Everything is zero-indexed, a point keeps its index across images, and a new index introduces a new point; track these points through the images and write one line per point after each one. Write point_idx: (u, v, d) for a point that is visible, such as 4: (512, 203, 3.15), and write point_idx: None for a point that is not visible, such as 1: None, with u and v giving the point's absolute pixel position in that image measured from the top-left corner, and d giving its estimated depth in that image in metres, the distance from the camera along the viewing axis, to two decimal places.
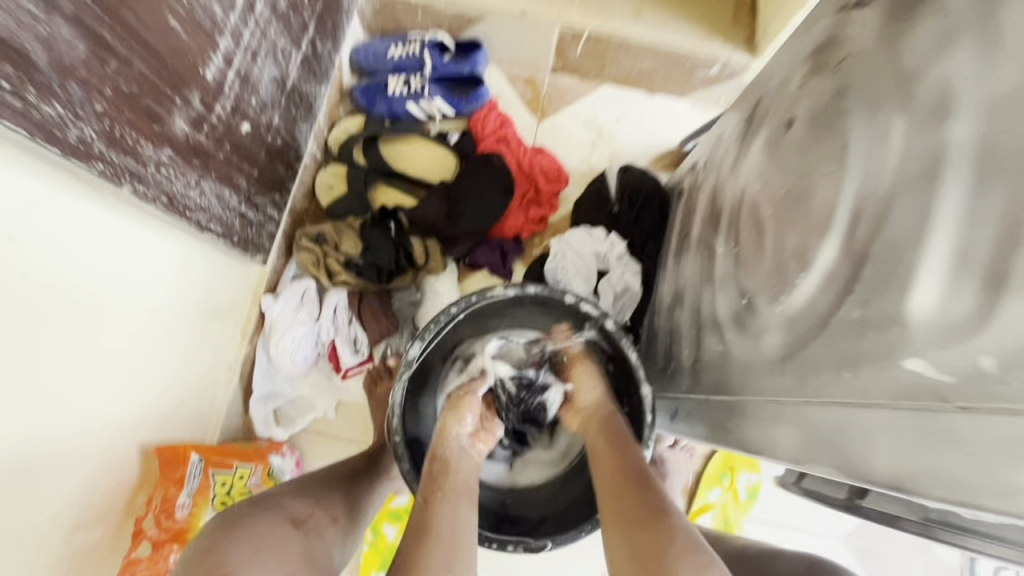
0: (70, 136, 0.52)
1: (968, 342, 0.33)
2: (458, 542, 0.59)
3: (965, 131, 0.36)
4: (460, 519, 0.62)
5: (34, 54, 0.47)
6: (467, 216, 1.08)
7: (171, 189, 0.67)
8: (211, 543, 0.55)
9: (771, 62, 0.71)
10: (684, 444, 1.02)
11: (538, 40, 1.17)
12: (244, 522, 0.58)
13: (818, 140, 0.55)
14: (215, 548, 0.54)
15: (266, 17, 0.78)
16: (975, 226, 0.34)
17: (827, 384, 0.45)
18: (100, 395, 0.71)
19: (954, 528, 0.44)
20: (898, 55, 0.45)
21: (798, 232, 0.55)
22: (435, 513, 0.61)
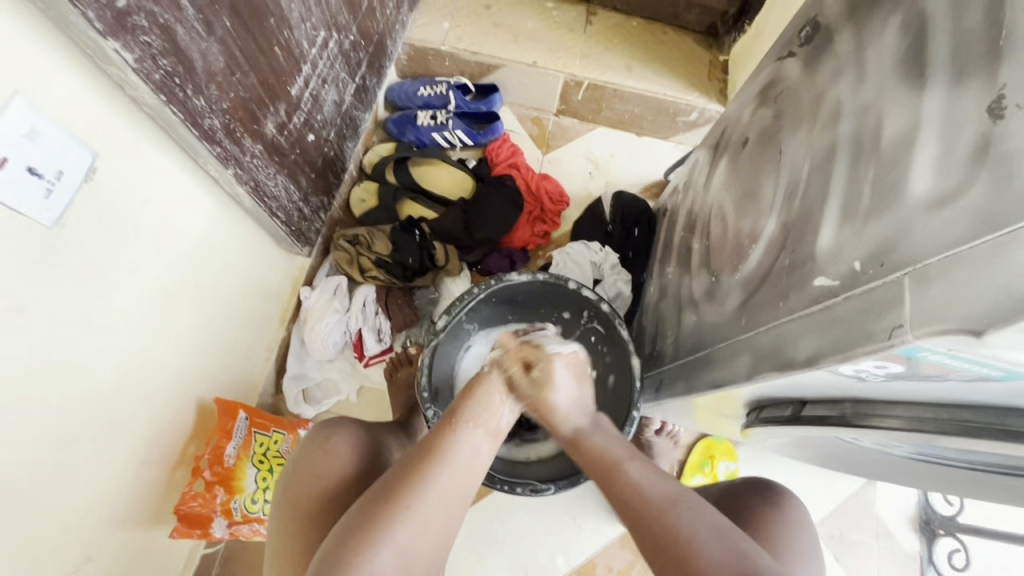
0: (205, 124, 0.70)
1: (848, 256, 0.49)
2: (471, 470, 0.63)
3: (848, 127, 0.54)
4: (478, 452, 0.64)
5: (195, 62, 0.65)
6: (482, 227, 1.25)
7: (257, 177, 0.85)
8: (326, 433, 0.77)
9: (733, 101, 0.91)
10: (669, 431, 1.16)
11: (546, 87, 1.39)
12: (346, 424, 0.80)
13: (764, 150, 0.73)
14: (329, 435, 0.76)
15: (335, 53, 0.97)
16: (854, 185, 0.51)
17: (768, 314, 0.60)
18: (176, 343, 0.84)
19: (868, 411, 0.55)
20: (813, 86, 0.64)
21: (750, 218, 0.72)
22: (457, 443, 0.63)
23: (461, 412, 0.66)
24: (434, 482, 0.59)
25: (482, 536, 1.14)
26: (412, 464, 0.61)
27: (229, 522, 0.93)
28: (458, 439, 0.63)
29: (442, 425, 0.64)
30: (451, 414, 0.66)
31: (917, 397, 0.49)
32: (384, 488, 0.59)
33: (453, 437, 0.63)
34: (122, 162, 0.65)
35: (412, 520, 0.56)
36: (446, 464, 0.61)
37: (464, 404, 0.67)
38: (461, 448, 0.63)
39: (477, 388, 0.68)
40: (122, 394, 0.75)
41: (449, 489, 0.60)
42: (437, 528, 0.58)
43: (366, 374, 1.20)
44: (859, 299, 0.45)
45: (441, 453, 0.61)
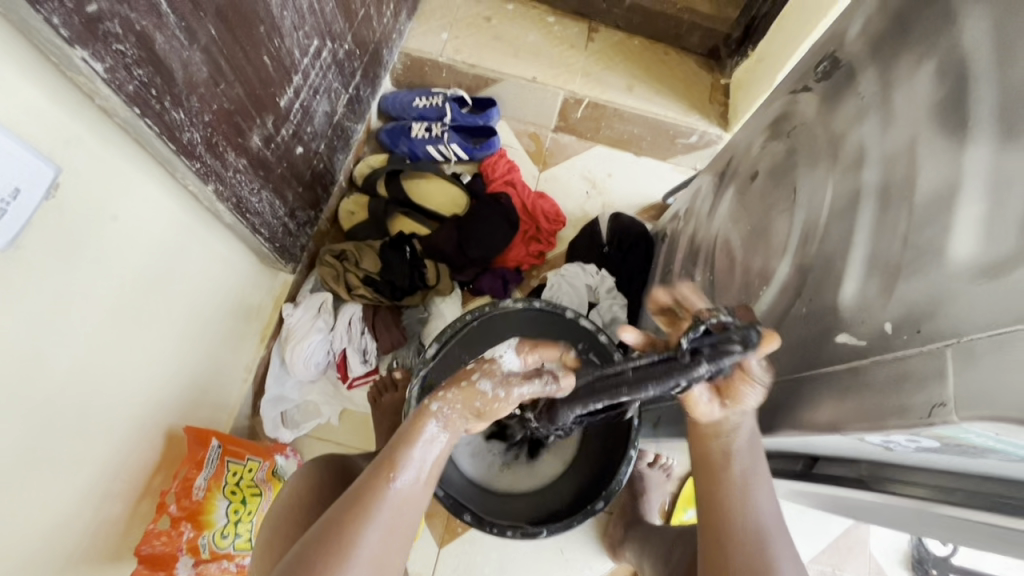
0: (183, 138, 0.65)
1: (877, 315, 0.46)
2: (406, 521, 0.56)
3: (873, 175, 0.51)
4: (412, 500, 0.57)
5: (175, 72, 0.60)
6: (476, 245, 1.21)
7: (239, 193, 0.80)
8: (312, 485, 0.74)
9: (740, 130, 0.87)
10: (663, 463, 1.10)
11: (544, 102, 1.36)
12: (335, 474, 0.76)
13: (775, 187, 0.70)
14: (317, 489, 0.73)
15: (328, 63, 0.92)
16: (881, 238, 0.48)
17: (782, 366, 0.57)
18: (146, 368, 0.79)
19: (886, 478, 0.52)
20: (831, 125, 0.61)
21: (759, 257, 0.69)
22: (387, 498, 0.55)
23: (399, 454, 0.57)
24: (358, 550, 0.53)
25: (466, 570, 1.09)
26: (335, 529, 0.54)
27: (195, 560, 0.87)
28: (388, 494, 0.55)
29: (373, 476, 0.56)
30: (381, 461, 0.56)
31: (945, 467, 0.46)
32: (303, 550, 0.54)
33: (382, 491, 0.55)
34: (91, 178, 0.59)
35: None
36: (372, 526, 0.54)
37: (397, 450, 0.57)
38: (392, 502, 0.56)
39: (413, 431, 0.56)
40: (85, 425, 0.69)
41: (375, 554, 0.54)
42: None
43: (350, 396, 1.14)
44: (891, 366, 0.42)
45: (368, 515, 0.54)
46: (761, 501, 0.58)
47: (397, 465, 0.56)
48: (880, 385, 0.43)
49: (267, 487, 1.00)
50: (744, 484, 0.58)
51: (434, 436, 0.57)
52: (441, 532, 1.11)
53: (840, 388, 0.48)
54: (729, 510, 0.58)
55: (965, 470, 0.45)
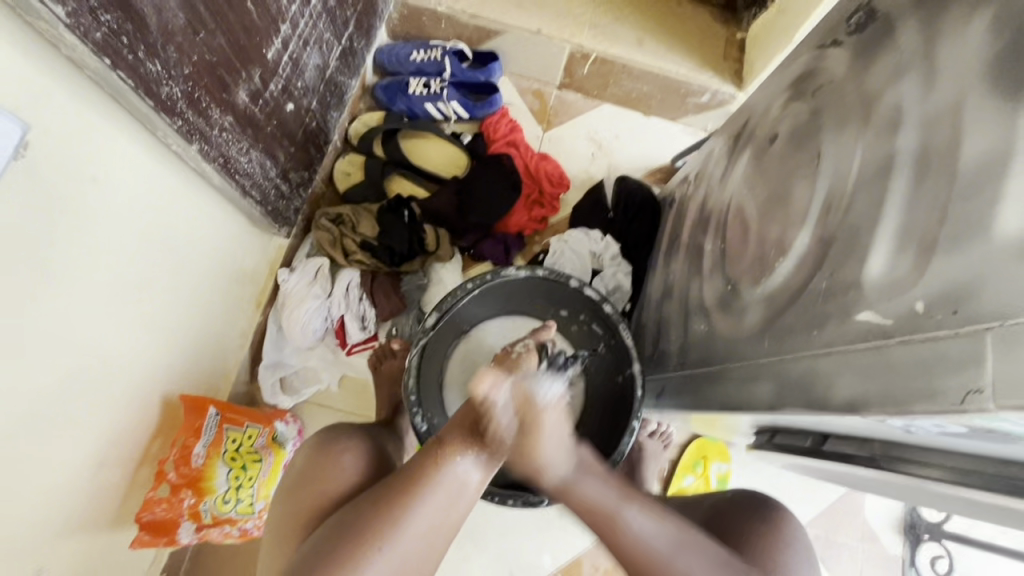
0: (162, 93, 0.60)
1: (907, 292, 0.43)
2: (454, 507, 0.57)
3: (909, 140, 0.47)
4: (465, 490, 0.58)
5: (148, 18, 0.55)
6: (476, 209, 1.16)
7: (227, 153, 0.76)
8: (324, 458, 0.72)
9: (759, 89, 0.82)
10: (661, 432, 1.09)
11: (549, 57, 1.28)
12: (341, 439, 0.76)
13: (796, 151, 0.65)
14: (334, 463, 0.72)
15: (318, 11, 0.86)
16: (915, 209, 0.45)
17: (797, 341, 0.55)
18: (139, 336, 0.76)
19: (897, 458, 0.51)
20: (863, 84, 0.56)
21: (777, 226, 0.65)
22: (440, 483, 0.56)
23: (446, 441, 0.58)
24: (405, 526, 0.55)
25: (467, 533, 1.11)
26: (386, 505, 0.56)
27: (198, 525, 0.89)
28: (442, 478, 0.57)
29: (426, 457, 0.57)
30: (439, 442, 0.58)
31: (952, 447, 0.44)
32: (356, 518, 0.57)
33: (437, 474, 0.56)
34: (65, 136, 0.55)
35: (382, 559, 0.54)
36: (423, 500, 0.56)
37: (455, 432, 0.58)
38: (445, 483, 0.56)
39: (476, 415, 0.58)
40: (78, 394, 0.68)
41: (422, 531, 0.55)
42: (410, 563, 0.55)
43: (349, 363, 1.13)
44: (920, 347, 0.40)
45: (416, 494, 0.56)
46: (687, 564, 0.56)
47: (452, 449, 0.57)
48: (901, 366, 0.41)
49: (268, 453, 0.99)
50: (672, 555, 0.56)
51: (494, 423, 0.59)
52: None
53: (859, 365, 0.45)
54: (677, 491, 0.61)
55: (971, 450, 0.43)
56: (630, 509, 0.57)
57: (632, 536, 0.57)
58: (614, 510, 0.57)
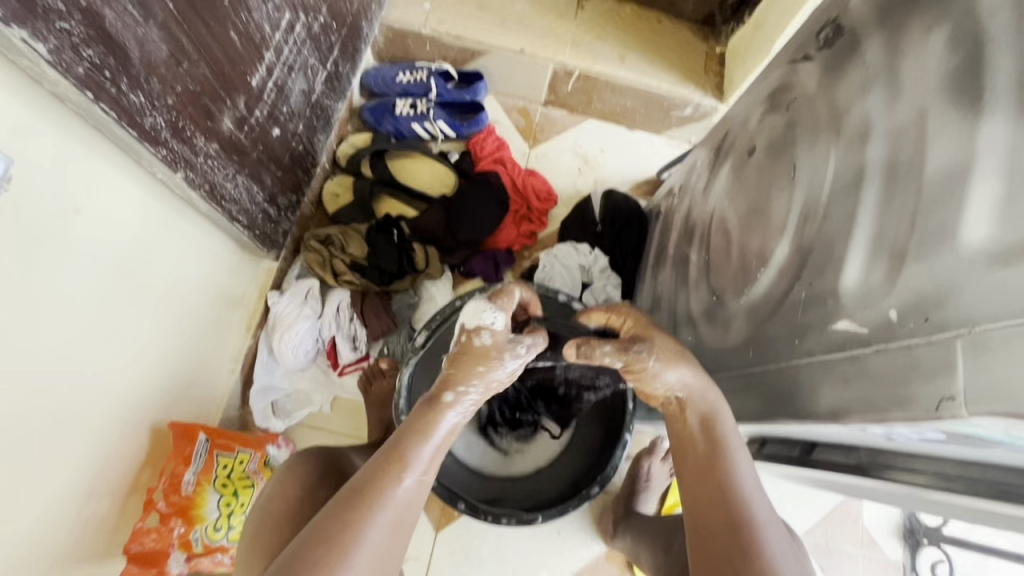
0: (146, 123, 0.61)
1: (881, 301, 0.44)
2: (406, 518, 0.55)
3: (878, 152, 0.48)
4: (414, 501, 0.55)
5: (130, 51, 0.55)
6: (465, 227, 1.17)
7: (213, 179, 0.76)
8: (284, 479, 0.71)
9: (736, 103, 0.84)
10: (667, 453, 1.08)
11: (533, 75, 1.31)
12: (305, 457, 0.75)
13: (773, 163, 0.66)
14: (292, 481, 0.71)
15: (302, 38, 0.87)
16: (886, 219, 0.46)
17: (780, 351, 0.55)
18: (126, 365, 0.76)
19: (883, 465, 0.51)
20: (833, 97, 0.57)
21: (757, 237, 0.66)
22: (389, 497, 0.54)
23: (405, 448, 0.56)
24: (360, 545, 0.51)
25: (464, 553, 1.09)
26: (336, 523, 0.52)
27: (188, 554, 0.88)
28: (396, 490, 0.54)
29: (377, 467, 0.55)
30: (390, 453, 0.55)
31: (936, 453, 0.44)
32: (306, 542, 0.51)
33: (390, 483, 0.54)
34: (48, 169, 0.56)
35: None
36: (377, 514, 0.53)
37: (409, 439, 0.56)
38: (398, 493, 0.54)
39: (425, 422, 0.58)
40: (64, 425, 0.67)
41: (377, 550, 0.52)
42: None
43: (341, 384, 1.12)
44: (895, 355, 0.40)
45: (371, 508, 0.53)
46: (773, 539, 0.55)
47: (405, 457, 0.55)
48: (879, 374, 0.42)
49: (260, 478, 0.98)
50: (762, 523, 0.55)
51: (442, 428, 0.58)
52: (437, 516, 1.11)
53: (840, 375, 0.46)
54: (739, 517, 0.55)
55: (954, 455, 0.43)
56: (745, 462, 0.58)
57: (747, 487, 0.57)
58: (733, 465, 0.57)
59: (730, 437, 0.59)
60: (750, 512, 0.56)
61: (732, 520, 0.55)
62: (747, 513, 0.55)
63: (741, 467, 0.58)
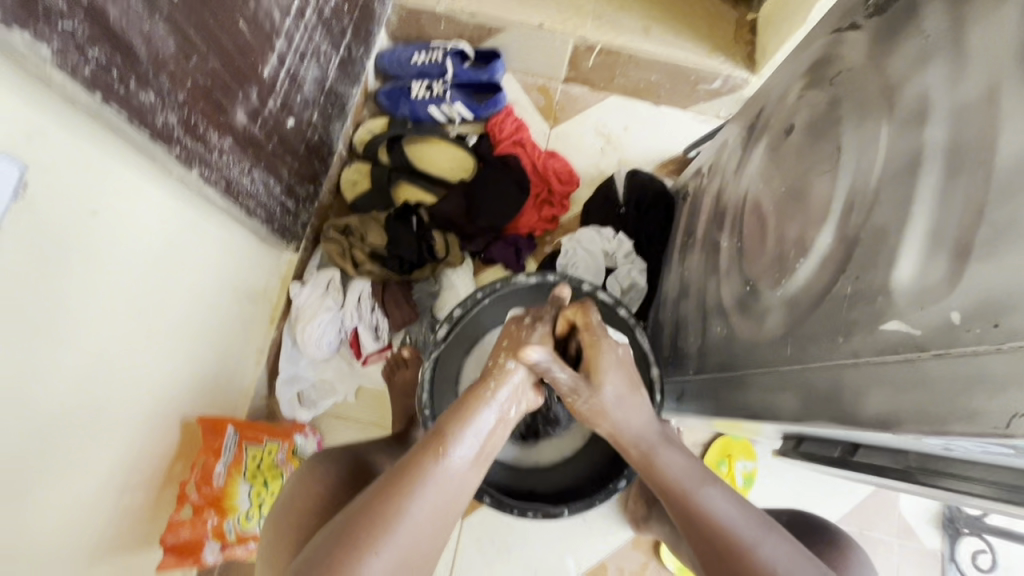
0: (157, 122, 0.59)
1: (941, 301, 0.40)
2: (450, 501, 0.56)
3: (938, 133, 0.44)
4: (461, 483, 0.57)
5: (137, 48, 0.54)
6: (484, 213, 1.15)
7: (228, 175, 0.75)
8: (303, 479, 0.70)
9: (773, 75, 0.77)
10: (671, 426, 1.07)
11: (553, 51, 1.25)
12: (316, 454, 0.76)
13: (814, 143, 0.61)
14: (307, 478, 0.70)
15: (314, 23, 0.85)
16: (947, 209, 0.42)
17: (822, 349, 0.52)
18: (152, 360, 0.76)
19: (931, 471, 0.48)
20: (884, 71, 0.52)
21: (797, 224, 0.61)
22: (436, 475, 0.55)
23: (450, 431, 0.58)
24: (405, 522, 0.52)
25: (491, 539, 1.10)
26: (373, 508, 0.52)
27: (222, 544, 0.89)
28: (439, 467, 0.56)
29: (426, 448, 0.57)
30: (438, 435, 0.58)
31: (994, 460, 0.41)
32: (351, 519, 0.52)
33: (434, 465, 0.56)
34: (65, 172, 0.55)
35: (381, 557, 0.50)
36: (421, 496, 0.54)
37: (454, 423, 0.59)
38: (442, 479, 0.55)
39: (477, 406, 0.61)
40: (99, 424, 0.69)
41: (421, 528, 0.53)
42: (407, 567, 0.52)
43: (364, 373, 1.12)
44: (959, 362, 0.37)
45: (415, 485, 0.54)
46: (770, 552, 0.54)
47: (451, 438, 0.57)
48: (944, 382, 0.38)
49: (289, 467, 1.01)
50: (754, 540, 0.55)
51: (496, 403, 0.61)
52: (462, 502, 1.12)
53: (894, 381, 0.43)
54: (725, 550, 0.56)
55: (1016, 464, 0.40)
56: (709, 489, 0.61)
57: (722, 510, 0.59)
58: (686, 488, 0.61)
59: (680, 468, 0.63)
60: (736, 535, 0.56)
61: (725, 552, 0.55)
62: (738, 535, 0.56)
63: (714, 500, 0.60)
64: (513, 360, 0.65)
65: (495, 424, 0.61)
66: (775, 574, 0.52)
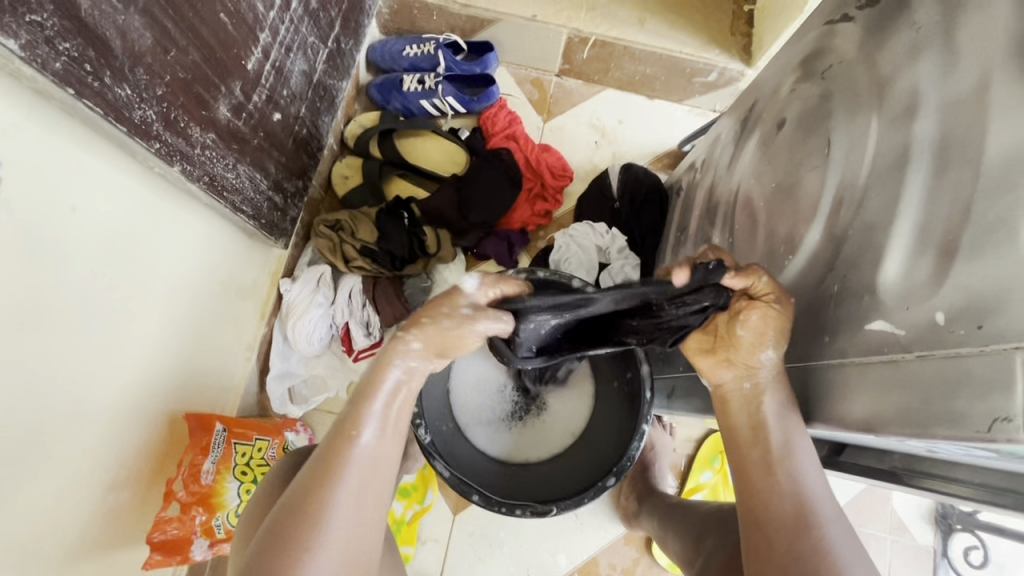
0: (135, 117, 0.58)
1: (926, 301, 0.39)
2: (377, 480, 0.56)
3: (927, 129, 0.43)
4: (380, 459, 0.56)
5: (111, 41, 0.53)
6: (476, 208, 1.14)
7: (212, 171, 0.74)
8: (281, 479, 0.67)
9: (767, 68, 0.76)
10: (664, 422, 1.06)
11: (547, 44, 1.24)
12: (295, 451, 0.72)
13: (805, 138, 0.60)
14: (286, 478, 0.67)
15: (299, 14, 0.83)
16: (934, 207, 0.41)
17: (809, 349, 0.51)
18: (135, 358, 0.76)
19: (917, 473, 0.47)
20: (875, 64, 0.51)
21: (787, 221, 0.60)
22: (348, 462, 0.54)
23: (347, 421, 0.56)
24: (328, 514, 0.53)
25: (483, 534, 1.10)
26: (295, 511, 0.53)
27: (211, 541, 0.89)
28: (347, 458, 0.54)
29: (331, 440, 0.55)
30: (339, 426, 0.56)
31: (978, 462, 0.40)
32: (275, 526, 0.53)
33: (343, 453, 0.54)
34: (40, 168, 0.54)
35: (314, 559, 0.51)
36: (336, 488, 0.53)
37: (353, 408, 0.56)
38: (355, 465, 0.55)
39: (364, 388, 0.57)
40: (81, 421, 0.68)
41: (348, 516, 0.53)
42: (349, 555, 0.53)
43: (356, 369, 1.12)
44: (942, 363, 0.37)
45: (326, 480, 0.53)
46: (835, 532, 0.50)
47: (349, 426, 0.55)
48: (928, 384, 0.37)
49: None
50: (807, 519, 0.51)
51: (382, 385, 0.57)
52: (454, 499, 1.12)
53: (879, 382, 0.42)
54: (791, 519, 0.51)
55: (1001, 465, 0.39)
56: (805, 459, 0.52)
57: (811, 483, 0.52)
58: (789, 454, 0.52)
59: (792, 434, 0.53)
60: (813, 508, 0.51)
61: (796, 521, 0.51)
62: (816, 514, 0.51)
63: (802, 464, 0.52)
64: (417, 337, 0.57)
65: (404, 395, 0.58)
66: (834, 554, 0.49)
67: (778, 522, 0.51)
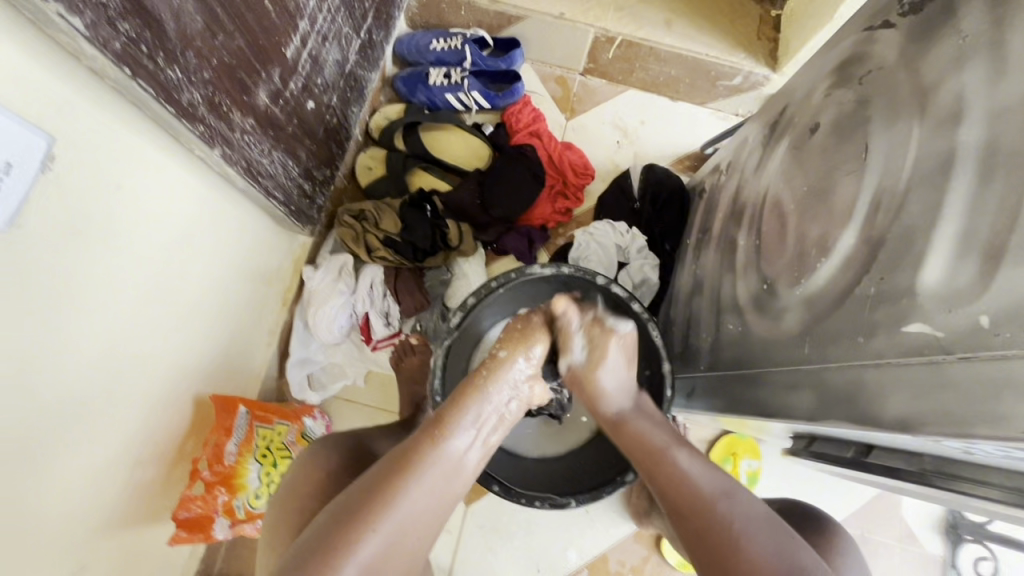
0: (183, 99, 0.59)
1: (969, 304, 0.40)
2: (449, 488, 0.57)
3: (973, 136, 0.43)
4: (460, 467, 0.58)
5: (166, 24, 0.54)
6: (499, 204, 1.14)
7: (249, 156, 0.75)
8: (307, 471, 0.70)
9: (799, 73, 0.76)
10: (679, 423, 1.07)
11: (572, 42, 1.25)
12: (319, 438, 0.76)
13: (839, 143, 0.61)
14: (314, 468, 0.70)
15: (337, 5, 0.85)
16: (977, 212, 0.42)
17: (841, 349, 0.52)
18: (167, 338, 0.77)
19: (947, 475, 0.48)
20: (917, 71, 0.52)
21: (819, 224, 0.60)
22: (434, 461, 0.56)
23: (445, 420, 0.58)
24: (403, 505, 0.53)
25: (494, 528, 1.11)
26: (378, 489, 0.54)
27: (231, 521, 0.90)
28: (439, 453, 0.57)
29: (423, 435, 0.58)
30: (435, 421, 0.58)
31: (1012, 464, 0.41)
32: (354, 496, 0.54)
33: (433, 454, 0.56)
34: (91, 146, 0.55)
35: (375, 540, 0.52)
36: (418, 482, 0.55)
37: (451, 411, 0.59)
38: (439, 464, 0.56)
39: (470, 396, 0.60)
40: (114, 398, 0.69)
41: (415, 516, 0.54)
42: (397, 552, 0.53)
43: (374, 359, 1.13)
44: (985, 365, 0.38)
45: (416, 472, 0.55)
46: (732, 509, 0.58)
47: (447, 428, 0.58)
48: (974, 387, 0.38)
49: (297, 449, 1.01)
50: (718, 498, 0.59)
51: (492, 396, 0.61)
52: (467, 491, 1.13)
53: (919, 384, 0.43)
54: (692, 507, 0.59)
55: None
56: (678, 450, 0.64)
57: (693, 480, 0.61)
58: (663, 447, 0.64)
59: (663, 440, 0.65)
60: (703, 495, 0.59)
61: (701, 503, 0.59)
62: (704, 500, 0.59)
63: (683, 459, 0.63)
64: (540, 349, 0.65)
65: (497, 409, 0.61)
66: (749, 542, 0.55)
67: (693, 516, 0.59)
